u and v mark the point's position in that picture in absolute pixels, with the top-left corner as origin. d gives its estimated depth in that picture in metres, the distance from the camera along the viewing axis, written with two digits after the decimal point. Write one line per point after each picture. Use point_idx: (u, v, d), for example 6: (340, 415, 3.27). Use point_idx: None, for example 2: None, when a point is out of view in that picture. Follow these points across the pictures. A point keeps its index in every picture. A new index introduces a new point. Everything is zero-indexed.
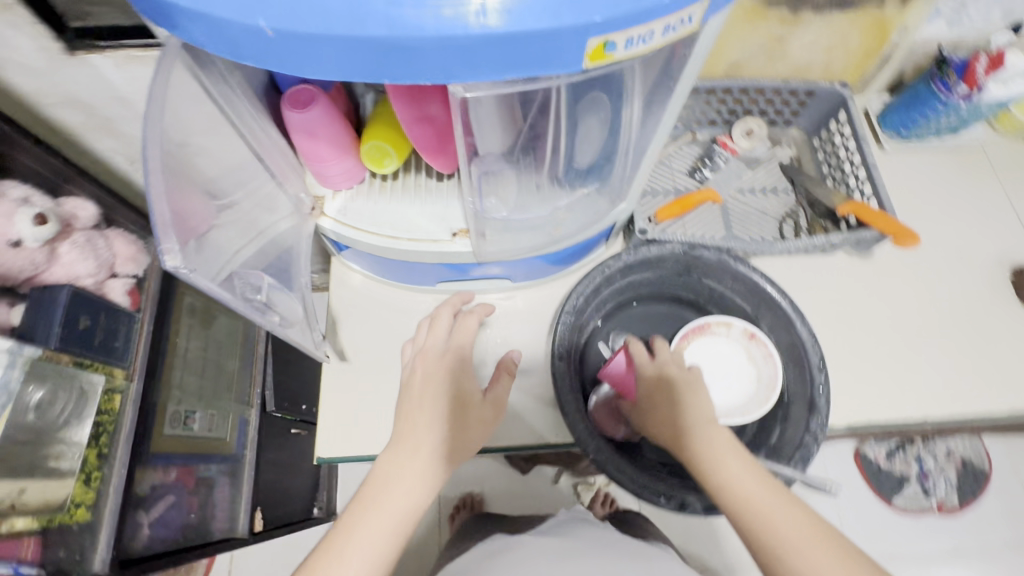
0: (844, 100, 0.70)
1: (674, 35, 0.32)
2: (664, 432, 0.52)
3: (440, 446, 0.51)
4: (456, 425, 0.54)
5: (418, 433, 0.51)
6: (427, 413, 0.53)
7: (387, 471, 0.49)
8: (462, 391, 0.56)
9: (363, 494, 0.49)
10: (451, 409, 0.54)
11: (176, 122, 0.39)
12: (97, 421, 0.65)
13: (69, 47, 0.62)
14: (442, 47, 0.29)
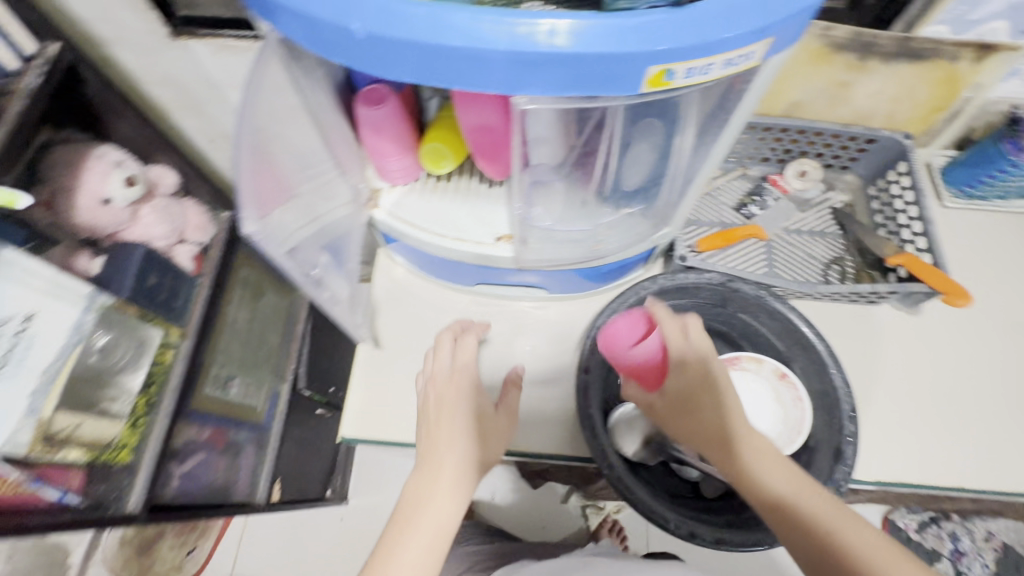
0: (906, 151, 0.69)
1: (733, 70, 0.34)
2: (695, 430, 0.50)
3: (461, 466, 0.51)
4: (476, 443, 0.54)
5: (439, 460, 0.51)
6: (445, 438, 0.53)
7: (415, 499, 0.48)
8: (482, 406, 0.58)
9: (394, 529, 0.46)
10: (469, 429, 0.55)
11: (267, 105, 0.43)
12: (150, 373, 0.63)
13: (173, 32, 0.69)
14: (512, 61, 0.31)
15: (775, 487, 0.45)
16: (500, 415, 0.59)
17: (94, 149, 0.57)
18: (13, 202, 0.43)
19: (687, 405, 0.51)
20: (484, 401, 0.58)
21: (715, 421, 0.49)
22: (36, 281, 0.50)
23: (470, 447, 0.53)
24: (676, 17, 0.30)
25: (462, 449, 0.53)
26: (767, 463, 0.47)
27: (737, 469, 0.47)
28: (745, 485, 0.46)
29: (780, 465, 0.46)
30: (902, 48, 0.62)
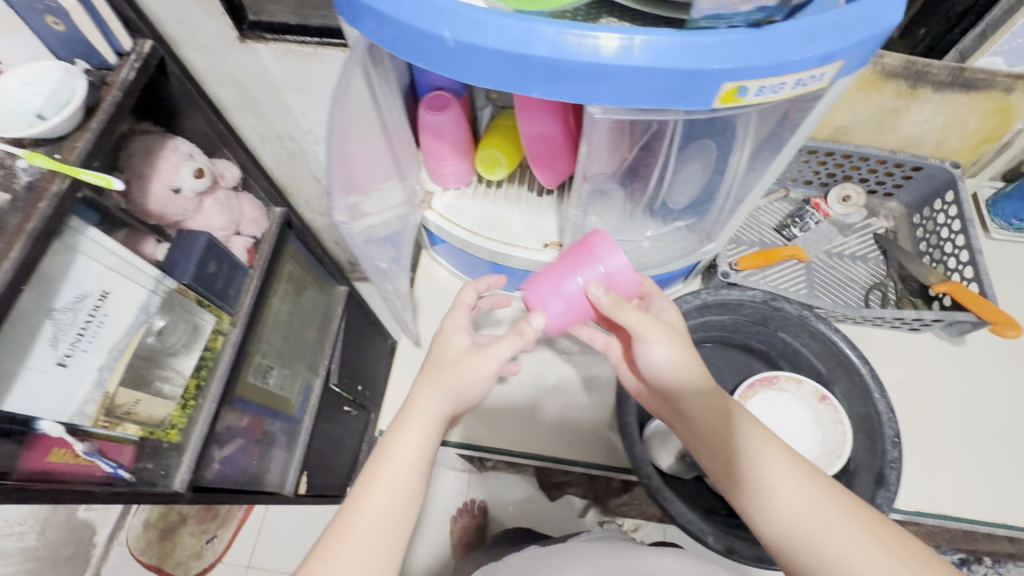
0: (954, 180, 0.68)
1: (802, 90, 0.35)
2: (698, 413, 0.47)
3: (433, 430, 0.44)
4: (451, 403, 0.45)
5: (409, 423, 0.44)
6: (419, 399, 0.45)
7: (377, 462, 0.43)
8: (466, 365, 0.45)
9: (356, 492, 0.42)
10: (446, 389, 0.44)
11: (356, 110, 0.46)
12: (201, 356, 0.65)
13: (242, 36, 0.72)
14: (593, 73, 0.32)
15: (772, 485, 0.42)
16: (484, 371, 0.45)
17: (169, 141, 0.61)
18: (109, 184, 0.44)
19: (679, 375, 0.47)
20: (472, 357, 0.45)
21: (709, 403, 0.46)
22: (110, 264, 0.53)
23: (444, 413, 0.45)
24: (754, 38, 0.32)
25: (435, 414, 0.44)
26: (767, 455, 0.43)
27: (729, 464, 0.45)
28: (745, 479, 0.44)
29: (781, 456, 0.43)
30: (955, 78, 0.62)
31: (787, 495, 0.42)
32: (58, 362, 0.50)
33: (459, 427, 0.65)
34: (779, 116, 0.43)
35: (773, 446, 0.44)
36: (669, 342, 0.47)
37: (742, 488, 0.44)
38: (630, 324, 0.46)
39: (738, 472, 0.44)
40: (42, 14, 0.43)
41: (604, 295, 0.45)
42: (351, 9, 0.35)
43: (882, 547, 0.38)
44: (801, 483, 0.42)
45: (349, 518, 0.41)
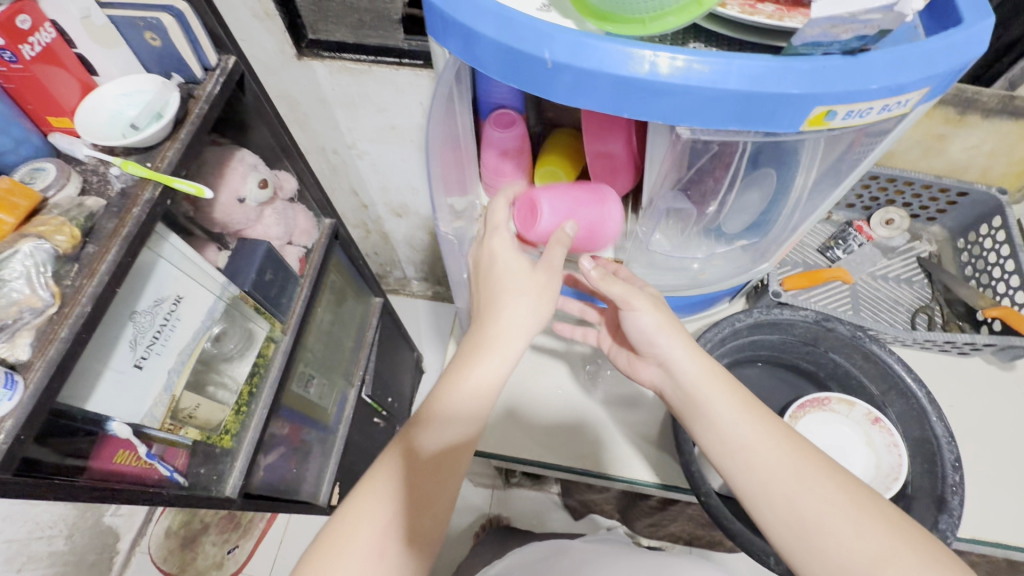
0: (1001, 206, 0.69)
1: (886, 115, 0.36)
2: (684, 377, 0.49)
3: (433, 462, 0.44)
4: (455, 431, 0.45)
5: (407, 453, 0.44)
6: (420, 432, 0.45)
7: (368, 491, 0.43)
8: (470, 367, 0.45)
9: (346, 516, 0.43)
10: (449, 419, 0.45)
11: (447, 139, 0.51)
12: (255, 363, 0.66)
13: (300, 54, 0.75)
14: (687, 95, 0.34)
15: (752, 442, 0.45)
16: (530, 306, 0.46)
17: (236, 153, 0.63)
18: (199, 192, 0.47)
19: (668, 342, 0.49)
20: (477, 375, 0.45)
21: (692, 367, 0.49)
22: (185, 270, 0.55)
23: (449, 440, 0.45)
24: (847, 65, 0.33)
25: (437, 439, 0.44)
26: (746, 417, 0.46)
27: (710, 424, 0.47)
28: (727, 441, 0.45)
29: (759, 417, 0.46)
30: (1005, 105, 0.63)
31: (766, 453, 0.44)
32: (136, 364, 0.51)
33: (507, 440, 0.65)
34: (843, 148, 0.43)
35: (752, 407, 0.46)
36: (654, 309, 0.49)
37: (722, 445, 0.46)
38: (615, 295, 0.49)
39: (719, 431, 0.46)
40: (143, 31, 0.48)
41: (593, 267, 0.49)
42: (449, 30, 0.37)
43: (853, 499, 0.41)
44: (778, 442, 0.44)
45: (337, 542, 0.41)
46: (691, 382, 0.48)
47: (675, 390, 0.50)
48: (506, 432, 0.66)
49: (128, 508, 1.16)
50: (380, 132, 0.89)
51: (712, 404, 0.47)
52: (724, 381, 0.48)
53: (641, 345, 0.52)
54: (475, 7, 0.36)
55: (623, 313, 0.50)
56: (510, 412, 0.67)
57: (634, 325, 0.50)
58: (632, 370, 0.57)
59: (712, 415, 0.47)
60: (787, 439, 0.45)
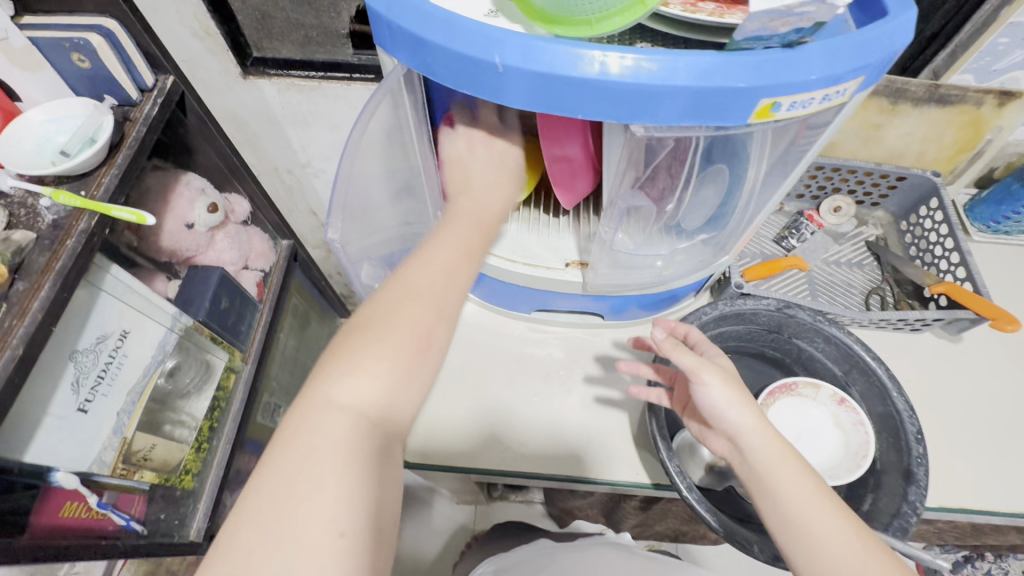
0: (936, 188, 0.73)
1: (827, 104, 0.37)
2: (757, 455, 0.45)
3: (440, 300, 0.42)
4: (446, 280, 0.43)
5: (402, 293, 0.41)
6: (415, 273, 0.42)
7: (369, 329, 0.39)
8: (450, 233, 0.46)
9: (329, 363, 0.38)
10: (438, 263, 0.43)
11: (373, 144, 0.50)
12: (214, 397, 0.62)
13: (245, 72, 0.73)
14: (643, 94, 0.34)
15: (817, 531, 0.41)
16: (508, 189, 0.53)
17: (182, 177, 0.60)
18: (140, 220, 0.44)
19: (743, 414, 0.46)
20: (456, 230, 0.47)
21: (764, 445, 0.45)
22: (132, 302, 0.52)
23: (439, 284, 0.42)
24: (788, 57, 0.34)
25: (427, 281, 0.42)
26: (816, 509, 0.42)
27: (773, 505, 0.44)
28: (790, 527, 0.43)
29: (833, 514, 0.42)
30: (931, 94, 0.67)
31: (838, 546, 0.41)
32: (79, 408, 0.47)
33: (486, 452, 0.64)
34: (787, 141, 0.45)
35: (827, 506, 0.42)
36: (724, 383, 0.47)
37: (785, 529, 0.43)
38: (685, 365, 0.48)
39: (782, 514, 0.43)
40: (69, 52, 0.46)
41: (664, 338, 0.50)
42: (399, 39, 0.37)
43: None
44: (849, 539, 0.41)
45: (322, 386, 0.37)
46: (761, 464, 0.45)
47: (743, 466, 0.47)
48: (483, 444, 0.65)
49: (82, 565, 1.08)
50: (335, 149, 0.87)
51: (780, 488, 0.44)
52: (798, 468, 0.44)
53: (711, 418, 0.48)
54: (423, 15, 0.36)
55: (692, 386, 0.48)
56: (492, 418, 0.66)
57: (702, 399, 0.48)
58: (704, 439, 0.54)
59: (779, 498, 0.44)
60: (863, 537, 0.41)
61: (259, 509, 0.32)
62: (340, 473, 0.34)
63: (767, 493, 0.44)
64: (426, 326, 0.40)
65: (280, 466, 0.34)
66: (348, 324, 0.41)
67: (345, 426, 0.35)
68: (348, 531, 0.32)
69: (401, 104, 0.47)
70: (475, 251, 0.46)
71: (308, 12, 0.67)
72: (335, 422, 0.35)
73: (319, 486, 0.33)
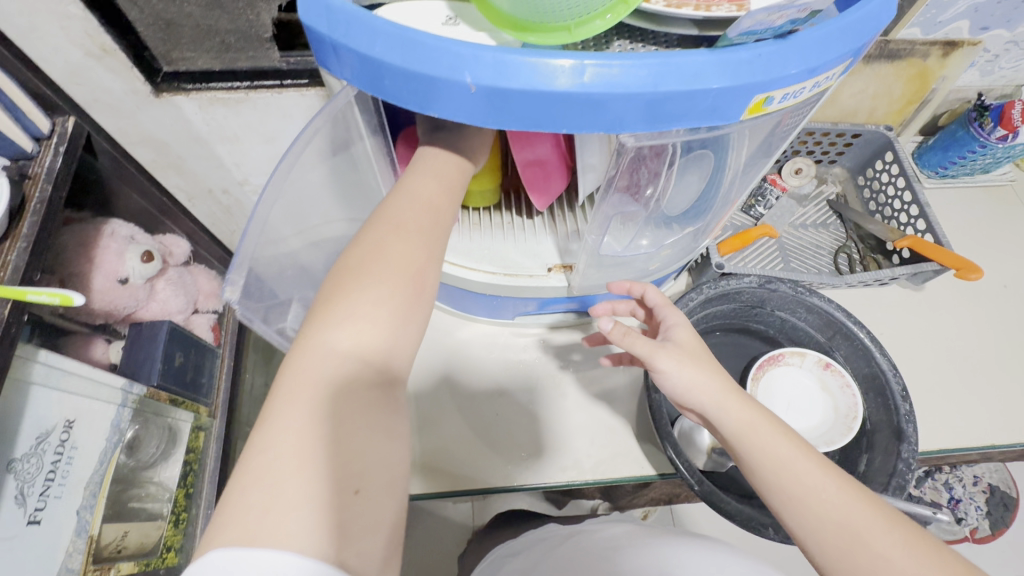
0: (889, 142, 0.74)
1: (816, 91, 0.35)
2: (728, 417, 0.43)
3: (428, 232, 0.39)
4: (433, 219, 0.40)
5: (386, 231, 0.38)
6: (395, 208, 0.39)
7: (363, 267, 0.36)
8: (432, 165, 0.42)
9: (318, 311, 0.36)
10: (423, 197, 0.40)
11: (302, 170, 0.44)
12: (185, 461, 0.60)
13: (156, 90, 0.63)
14: (628, 99, 0.31)
15: (801, 489, 0.40)
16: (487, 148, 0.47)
17: (104, 228, 0.57)
18: (66, 300, 0.38)
19: (698, 358, 0.45)
20: (437, 163, 0.42)
21: (732, 405, 0.43)
22: (70, 388, 0.48)
23: (424, 222, 0.39)
24: (782, 48, 0.31)
25: (413, 217, 0.39)
26: (802, 465, 0.41)
27: (752, 477, 0.42)
28: (772, 493, 0.41)
29: (818, 467, 0.41)
30: (881, 50, 0.67)
31: (827, 504, 0.39)
32: (30, 520, 0.44)
33: (488, 469, 0.62)
34: (772, 127, 0.43)
35: (814, 461, 0.41)
36: (682, 364, 0.44)
37: (770, 495, 0.41)
38: (642, 353, 0.45)
39: (763, 482, 0.41)
40: None
41: (614, 326, 0.46)
42: (351, 65, 0.32)
43: (921, 570, 0.36)
44: (832, 495, 0.39)
45: (317, 335, 0.34)
46: (733, 430, 0.43)
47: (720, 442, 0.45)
48: (482, 460, 0.62)
49: None
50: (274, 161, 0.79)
51: (750, 458, 0.42)
52: (772, 429, 0.42)
53: (678, 401, 0.47)
54: (371, 31, 0.31)
55: (653, 374, 0.46)
56: (488, 433, 0.64)
57: (663, 384, 0.46)
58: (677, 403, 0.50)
59: (755, 467, 0.42)
60: (847, 479, 0.41)
61: (270, 471, 0.29)
62: (339, 429, 0.31)
63: (744, 462, 0.43)
64: (418, 265, 0.37)
65: (274, 431, 0.30)
66: (327, 281, 0.37)
67: (350, 376, 0.33)
68: (364, 489, 0.30)
69: (344, 125, 0.44)
70: (456, 189, 0.42)
71: (219, 14, 0.57)
72: (338, 369, 0.33)
73: (337, 435, 0.31)
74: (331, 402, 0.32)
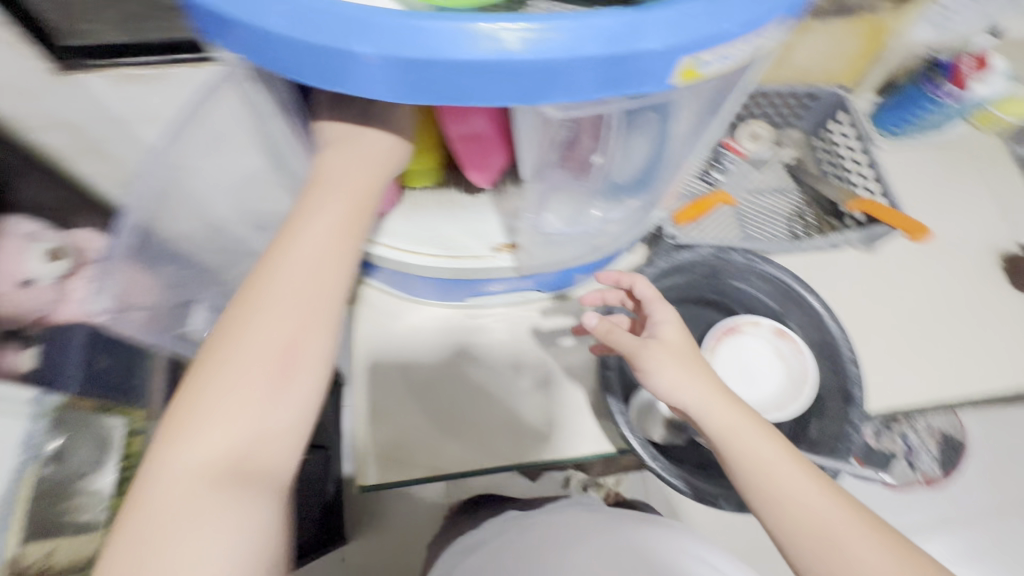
0: (842, 102, 0.73)
1: (752, 50, 0.33)
2: (714, 420, 0.44)
3: (291, 318, 0.39)
4: (302, 298, 0.39)
5: (248, 319, 0.38)
6: (263, 290, 0.39)
7: (222, 361, 0.38)
8: (312, 223, 0.40)
9: (184, 405, 0.37)
10: (292, 274, 0.39)
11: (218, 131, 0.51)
12: (120, 468, 0.69)
13: (60, 66, 0.51)
14: (544, 68, 0.28)
15: (785, 489, 0.42)
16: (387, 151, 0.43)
17: None
18: None
19: (683, 362, 0.46)
20: (332, 204, 0.40)
21: (719, 409, 0.44)
22: None
23: (290, 304, 0.39)
24: (709, 4, 0.29)
25: (277, 302, 0.39)
26: (784, 469, 0.42)
27: (736, 477, 0.43)
28: (753, 495, 0.43)
29: (799, 472, 0.42)
30: (833, 6, 0.66)
31: (804, 508, 0.41)
32: None
33: (445, 456, 0.61)
34: (715, 84, 0.41)
35: (795, 464, 0.43)
36: (671, 366, 0.45)
37: (752, 495, 0.43)
38: (627, 349, 0.47)
39: (747, 484, 0.43)
40: None
41: (599, 322, 0.50)
42: (242, 41, 0.28)
43: (889, 565, 0.39)
44: (810, 501, 0.41)
45: (178, 433, 0.36)
46: (722, 429, 0.44)
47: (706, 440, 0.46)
48: (439, 448, 0.62)
49: None
50: None
51: (737, 460, 0.43)
52: (756, 433, 0.44)
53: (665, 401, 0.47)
54: None
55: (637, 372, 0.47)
56: (443, 419, 0.62)
57: (649, 383, 0.46)
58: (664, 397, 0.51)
59: (740, 469, 0.43)
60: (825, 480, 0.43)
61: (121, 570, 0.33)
62: (190, 524, 0.34)
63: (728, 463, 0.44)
64: (278, 356, 0.38)
65: (130, 530, 0.34)
66: (198, 360, 0.39)
67: (200, 474, 0.36)
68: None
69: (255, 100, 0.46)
70: (357, 230, 0.41)
71: None
72: (191, 467, 0.36)
73: (182, 533, 0.34)
74: (184, 499, 0.35)
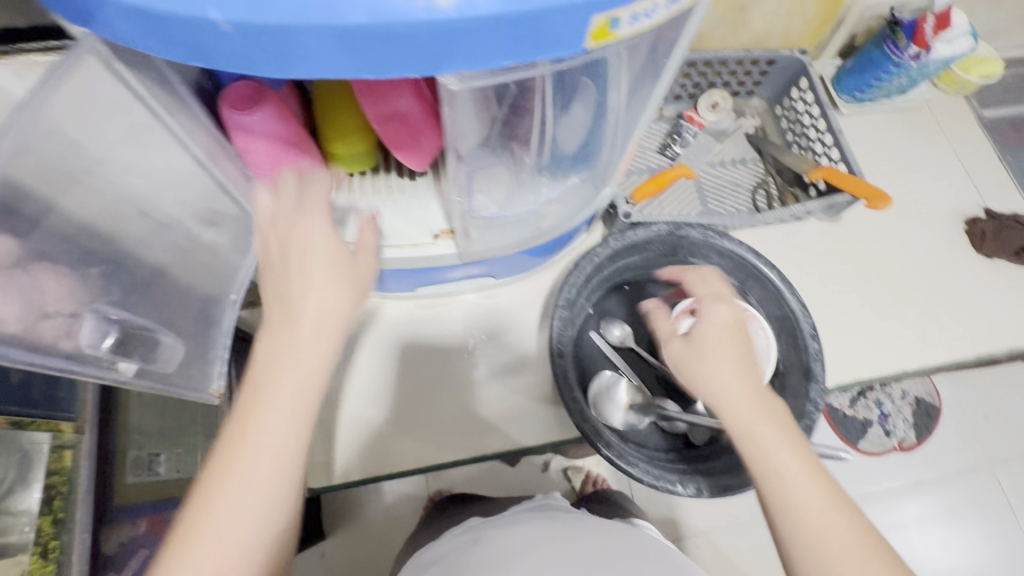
0: (804, 67, 0.70)
1: (676, 7, 0.29)
2: (738, 408, 0.43)
3: (241, 520, 0.36)
4: (254, 500, 0.37)
5: (200, 521, 0.36)
6: (218, 488, 0.37)
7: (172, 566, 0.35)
8: (270, 411, 0.39)
9: None
10: (247, 475, 0.37)
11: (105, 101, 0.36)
12: (48, 484, 0.57)
13: None
14: (429, 33, 0.25)
15: (796, 494, 0.39)
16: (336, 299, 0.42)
17: None
18: None
19: (718, 355, 0.45)
20: (286, 393, 0.39)
21: (747, 402, 0.43)
22: None
23: (244, 509, 0.37)
24: None
25: (230, 509, 0.36)
26: (807, 479, 0.40)
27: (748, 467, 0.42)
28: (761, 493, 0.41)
29: (817, 486, 0.40)
30: None
31: (804, 520, 0.39)
32: None
33: (398, 454, 0.59)
34: (650, 42, 0.38)
35: (815, 476, 0.40)
36: (716, 360, 0.45)
37: (762, 490, 0.41)
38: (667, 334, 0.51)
39: (758, 478, 0.41)
40: None
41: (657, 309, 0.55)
42: (96, 15, 0.26)
43: None
44: (815, 516, 0.39)
45: None
46: (739, 429, 0.42)
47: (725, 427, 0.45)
48: (393, 447, 0.59)
49: None
50: None
51: (753, 450, 0.41)
52: (782, 437, 0.41)
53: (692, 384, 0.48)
54: None
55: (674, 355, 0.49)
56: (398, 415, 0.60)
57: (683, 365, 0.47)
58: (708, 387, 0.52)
59: (754, 462, 0.41)
60: (841, 497, 0.40)
61: None
62: None
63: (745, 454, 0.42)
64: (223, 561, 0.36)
65: None
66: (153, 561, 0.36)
67: None
68: None
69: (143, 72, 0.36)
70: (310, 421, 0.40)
71: None
72: None
73: None
74: None
